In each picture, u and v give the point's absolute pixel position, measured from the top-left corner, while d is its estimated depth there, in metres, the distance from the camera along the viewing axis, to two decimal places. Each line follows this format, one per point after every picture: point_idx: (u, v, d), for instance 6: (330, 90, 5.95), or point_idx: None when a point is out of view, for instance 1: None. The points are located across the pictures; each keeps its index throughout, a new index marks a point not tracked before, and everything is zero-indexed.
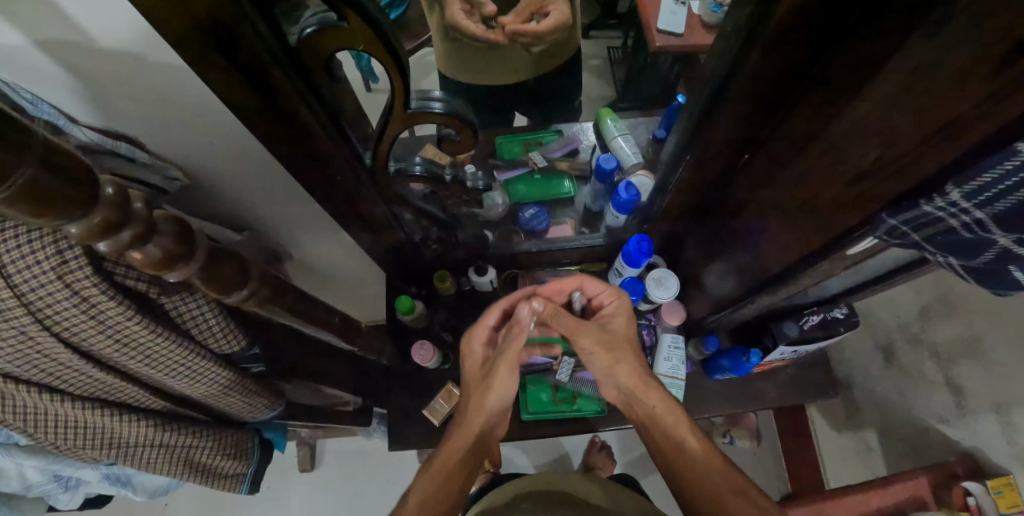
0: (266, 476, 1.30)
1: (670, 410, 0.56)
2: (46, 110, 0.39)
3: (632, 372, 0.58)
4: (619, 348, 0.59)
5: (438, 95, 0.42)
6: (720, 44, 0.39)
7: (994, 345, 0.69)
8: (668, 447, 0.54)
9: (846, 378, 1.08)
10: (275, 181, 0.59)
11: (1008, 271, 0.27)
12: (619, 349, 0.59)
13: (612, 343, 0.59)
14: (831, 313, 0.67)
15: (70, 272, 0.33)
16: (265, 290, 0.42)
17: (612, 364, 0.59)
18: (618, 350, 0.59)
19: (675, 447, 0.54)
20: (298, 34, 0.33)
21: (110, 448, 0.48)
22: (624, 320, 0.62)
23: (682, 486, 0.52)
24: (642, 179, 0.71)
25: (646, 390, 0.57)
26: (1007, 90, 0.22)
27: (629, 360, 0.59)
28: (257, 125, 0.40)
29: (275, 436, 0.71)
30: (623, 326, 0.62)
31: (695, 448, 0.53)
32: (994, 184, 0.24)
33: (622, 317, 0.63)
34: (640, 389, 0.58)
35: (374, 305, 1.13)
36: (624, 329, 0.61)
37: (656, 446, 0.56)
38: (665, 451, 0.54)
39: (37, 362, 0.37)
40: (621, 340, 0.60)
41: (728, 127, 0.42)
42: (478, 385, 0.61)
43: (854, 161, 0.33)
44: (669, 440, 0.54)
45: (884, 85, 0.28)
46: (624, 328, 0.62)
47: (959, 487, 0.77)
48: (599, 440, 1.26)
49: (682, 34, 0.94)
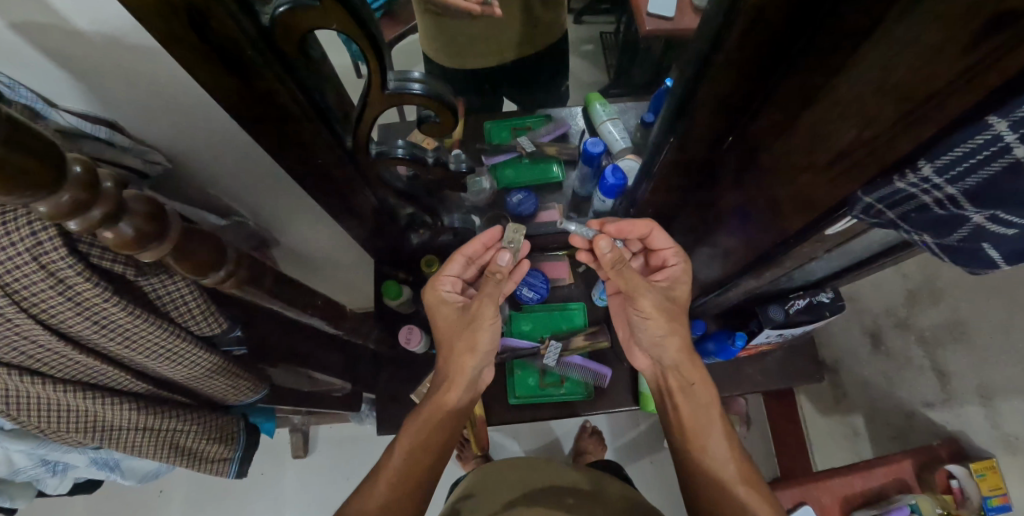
0: (259, 462, 1.32)
1: (707, 391, 0.59)
2: (23, 93, 0.39)
3: (682, 347, 0.60)
4: (678, 317, 0.61)
5: (418, 76, 0.41)
6: (702, 24, 0.39)
7: (980, 329, 0.70)
8: (684, 434, 0.59)
9: (834, 362, 1.08)
10: (258, 164, 0.58)
11: (981, 247, 0.27)
12: (678, 317, 0.61)
13: (674, 310, 0.61)
14: (817, 297, 0.68)
15: (45, 254, 0.32)
16: (243, 271, 0.42)
17: (669, 333, 0.60)
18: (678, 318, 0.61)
19: (694, 436, 0.57)
20: (270, 13, 0.32)
21: (94, 432, 0.48)
22: (686, 287, 0.64)
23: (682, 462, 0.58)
24: (630, 163, 0.72)
25: (690, 368, 0.60)
26: (982, 66, 0.21)
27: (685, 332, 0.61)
28: (234, 108, 0.39)
29: (263, 420, 0.72)
30: (681, 293, 0.63)
31: (717, 443, 0.57)
32: (966, 158, 0.24)
33: (685, 281, 0.64)
34: (685, 365, 0.61)
35: (365, 291, 1.14)
36: (682, 295, 0.63)
37: (680, 425, 0.59)
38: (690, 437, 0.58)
39: (16, 344, 0.37)
40: (680, 313, 0.62)
41: (710, 108, 0.42)
42: (463, 331, 0.63)
43: (832, 141, 0.33)
44: (693, 428, 0.58)
45: (860, 66, 0.27)
46: (683, 295, 0.64)
47: (943, 470, 0.78)
48: (589, 425, 1.28)
49: (671, 18, 0.99)
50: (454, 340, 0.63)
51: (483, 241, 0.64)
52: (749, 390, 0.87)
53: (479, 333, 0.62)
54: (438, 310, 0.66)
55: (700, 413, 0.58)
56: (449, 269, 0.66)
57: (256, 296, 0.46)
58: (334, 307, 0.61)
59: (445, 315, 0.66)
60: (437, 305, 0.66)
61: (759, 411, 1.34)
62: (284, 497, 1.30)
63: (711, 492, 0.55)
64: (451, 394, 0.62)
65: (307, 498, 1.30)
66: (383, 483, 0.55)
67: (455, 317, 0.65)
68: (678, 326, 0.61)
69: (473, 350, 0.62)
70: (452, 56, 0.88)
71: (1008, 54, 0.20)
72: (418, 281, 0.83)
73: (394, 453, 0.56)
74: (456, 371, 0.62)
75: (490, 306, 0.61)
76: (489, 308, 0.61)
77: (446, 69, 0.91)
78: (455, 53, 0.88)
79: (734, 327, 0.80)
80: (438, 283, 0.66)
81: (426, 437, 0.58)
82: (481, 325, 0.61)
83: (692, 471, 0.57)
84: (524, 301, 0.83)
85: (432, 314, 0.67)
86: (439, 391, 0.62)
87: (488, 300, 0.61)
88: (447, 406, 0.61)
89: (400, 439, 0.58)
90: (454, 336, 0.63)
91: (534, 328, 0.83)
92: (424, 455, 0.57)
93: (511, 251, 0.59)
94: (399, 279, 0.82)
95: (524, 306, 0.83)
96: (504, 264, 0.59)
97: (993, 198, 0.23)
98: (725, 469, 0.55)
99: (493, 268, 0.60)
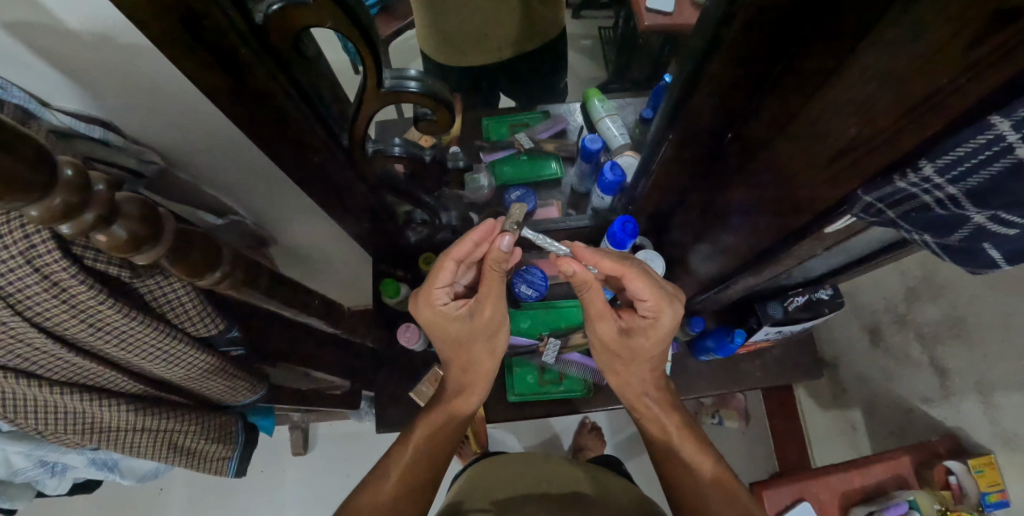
0: (259, 460, 1.32)
1: (667, 410, 0.62)
2: (15, 93, 0.38)
3: (626, 387, 0.63)
4: (616, 364, 0.61)
5: (414, 73, 0.41)
6: (700, 20, 0.38)
7: (979, 325, 0.70)
8: (661, 441, 0.61)
9: (832, 358, 1.08)
10: (254, 163, 0.58)
11: (983, 248, 0.26)
12: (641, 360, 0.59)
13: (620, 353, 0.59)
14: (817, 293, 0.68)
15: (39, 257, 0.32)
16: (239, 272, 0.42)
17: (612, 371, 0.63)
18: (626, 362, 0.60)
19: (673, 440, 0.61)
20: (263, 13, 0.32)
21: (92, 433, 0.48)
22: (656, 341, 0.55)
23: (663, 466, 0.61)
24: (629, 159, 0.72)
25: (637, 403, 0.63)
26: (985, 63, 0.21)
27: (636, 373, 0.61)
28: (228, 107, 0.39)
29: (262, 419, 0.72)
30: (654, 341, 0.56)
31: (689, 448, 0.60)
32: (968, 158, 0.23)
33: (667, 330, 0.54)
34: (632, 401, 0.64)
35: (363, 288, 1.14)
36: (644, 348, 0.57)
37: (651, 442, 0.63)
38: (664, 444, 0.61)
39: (11, 348, 0.37)
40: (630, 357, 0.59)
41: (708, 104, 0.41)
42: (490, 335, 0.59)
43: (832, 139, 0.33)
44: (670, 433, 0.61)
45: (858, 65, 0.27)
46: (651, 347, 0.56)
47: (942, 466, 0.78)
48: (588, 422, 1.29)
49: (671, 14, 0.97)
50: (460, 349, 0.60)
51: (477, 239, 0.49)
52: (748, 387, 0.87)
53: (498, 341, 0.61)
54: (438, 322, 0.57)
55: (674, 428, 0.61)
56: (441, 277, 0.52)
57: (252, 297, 0.46)
58: (332, 306, 0.61)
59: (447, 327, 0.57)
60: (434, 317, 0.56)
61: (758, 407, 1.34)
62: (284, 493, 1.30)
63: (686, 489, 0.58)
64: (466, 399, 0.63)
65: (307, 495, 1.30)
66: (389, 480, 0.57)
67: (462, 333, 0.58)
68: (626, 368, 0.61)
69: (493, 355, 0.62)
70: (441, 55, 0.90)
71: (1011, 52, 0.20)
72: (416, 278, 0.83)
73: (406, 449, 0.59)
74: (467, 382, 0.63)
75: (497, 308, 0.56)
76: (492, 309, 0.56)
77: (442, 64, 0.92)
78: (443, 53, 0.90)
79: (733, 323, 0.80)
80: (432, 295, 0.54)
81: (427, 440, 0.60)
82: (493, 333, 0.59)
83: (670, 473, 0.60)
84: (523, 300, 0.80)
85: (430, 325, 0.58)
86: (455, 397, 0.63)
87: (497, 300, 0.55)
88: (461, 411, 0.63)
89: (407, 439, 0.60)
90: (462, 345, 0.60)
91: (533, 326, 0.82)
92: (428, 455, 0.59)
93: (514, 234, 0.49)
94: (398, 277, 0.81)
95: (523, 304, 0.82)
96: (506, 248, 0.49)
97: (995, 198, 0.23)
98: (697, 469, 0.58)
99: (495, 255, 0.50)
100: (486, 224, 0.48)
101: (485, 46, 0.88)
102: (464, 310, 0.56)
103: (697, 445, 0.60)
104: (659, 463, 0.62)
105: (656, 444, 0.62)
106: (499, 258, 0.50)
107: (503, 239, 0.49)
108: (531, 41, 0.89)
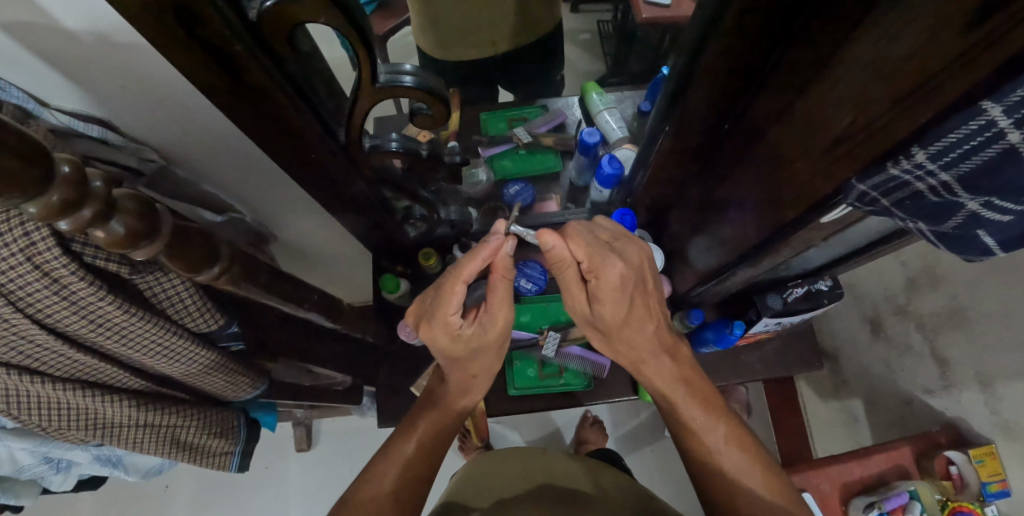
0: (263, 457, 1.34)
1: (671, 378, 0.57)
2: (14, 93, 0.38)
3: (625, 358, 0.59)
4: (604, 341, 0.58)
5: (409, 68, 0.41)
6: (698, 7, 0.38)
7: (980, 317, 0.70)
8: (672, 414, 0.58)
9: (834, 349, 1.08)
10: (251, 159, 0.58)
11: (976, 235, 0.27)
12: (631, 324, 0.54)
13: (599, 332, 0.56)
14: (816, 285, 0.68)
15: (39, 254, 0.32)
16: (237, 267, 0.43)
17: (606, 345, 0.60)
18: (611, 337, 0.56)
19: (681, 408, 0.57)
20: (257, 7, 0.31)
21: (94, 429, 0.49)
22: (611, 299, 0.50)
23: (684, 435, 0.57)
24: (626, 153, 0.73)
25: (639, 368, 0.59)
26: (981, 47, 0.21)
27: (626, 338, 0.55)
28: (223, 104, 0.39)
29: (263, 415, 0.73)
30: (616, 309, 0.52)
31: (699, 415, 0.56)
32: (959, 145, 0.24)
33: (608, 294, 0.50)
34: (633, 366, 0.59)
35: (364, 284, 1.15)
36: (610, 318, 0.52)
37: (663, 412, 0.60)
38: (668, 410, 0.59)
39: (14, 345, 0.37)
40: (608, 333, 0.55)
41: (704, 95, 0.41)
42: (493, 347, 0.57)
43: (827, 127, 0.32)
44: (679, 403, 0.57)
45: (858, 51, 0.26)
46: (616, 312, 0.52)
47: (942, 456, 0.80)
48: (591, 416, 1.29)
49: (668, 6, 0.96)
50: (475, 362, 0.58)
51: (488, 257, 0.47)
52: (748, 379, 0.87)
53: (505, 345, 0.59)
54: (456, 347, 0.54)
55: (681, 399, 0.57)
56: (454, 302, 0.49)
57: (251, 292, 0.47)
58: (331, 301, 0.61)
59: (463, 347, 0.55)
60: (451, 342, 0.54)
61: (760, 399, 1.34)
62: (287, 490, 1.32)
63: (703, 464, 0.55)
64: (472, 394, 0.64)
65: (310, 491, 1.31)
66: (388, 476, 0.57)
67: (469, 346, 0.55)
68: (612, 341, 0.57)
69: (497, 357, 0.60)
70: (431, 47, 0.90)
71: (1006, 34, 0.20)
72: (416, 273, 0.83)
73: (408, 440, 0.60)
74: (474, 385, 0.62)
75: (513, 312, 0.54)
76: (508, 315, 0.54)
77: (436, 57, 0.92)
78: (432, 47, 0.89)
79: (733, 315, 0.80)
80: (447, 322, 0.51)
81: (431, 438, 0.61)
82: (496, 343, 0.56)
83: (686, 441, 0.57)
84: (523, 293, 0.81)
85: (446, 349, 0.55)
86: (461, 397, 0.63)
87: (508, 309, 0.53)
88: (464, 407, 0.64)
89: (408, 434, 0.61)
90: (476, 358, 0.58)
91: (532, 320, 0.81)
92: (426, 445, 0.60)
93: (514, 238, 0.48)
94: (397, 272, 0.82)
95: (523, 299, 0.82)
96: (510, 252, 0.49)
97: (988, 184, 0.23)
98: (712, 437, 0.55)
99: (502, 264, 0.49)
100: (492, 241, 0.46)
101: (475, 46, 0.88)
102: (478, 327, 0.53)
103: (711, 411, 0.56)
104: (674, 430, 0.59)
105: (669, 417, 0.59)
106: (507, 264, 0.49)
107: (506, 244, 0.48)
108: (523, 41, 0.90)
